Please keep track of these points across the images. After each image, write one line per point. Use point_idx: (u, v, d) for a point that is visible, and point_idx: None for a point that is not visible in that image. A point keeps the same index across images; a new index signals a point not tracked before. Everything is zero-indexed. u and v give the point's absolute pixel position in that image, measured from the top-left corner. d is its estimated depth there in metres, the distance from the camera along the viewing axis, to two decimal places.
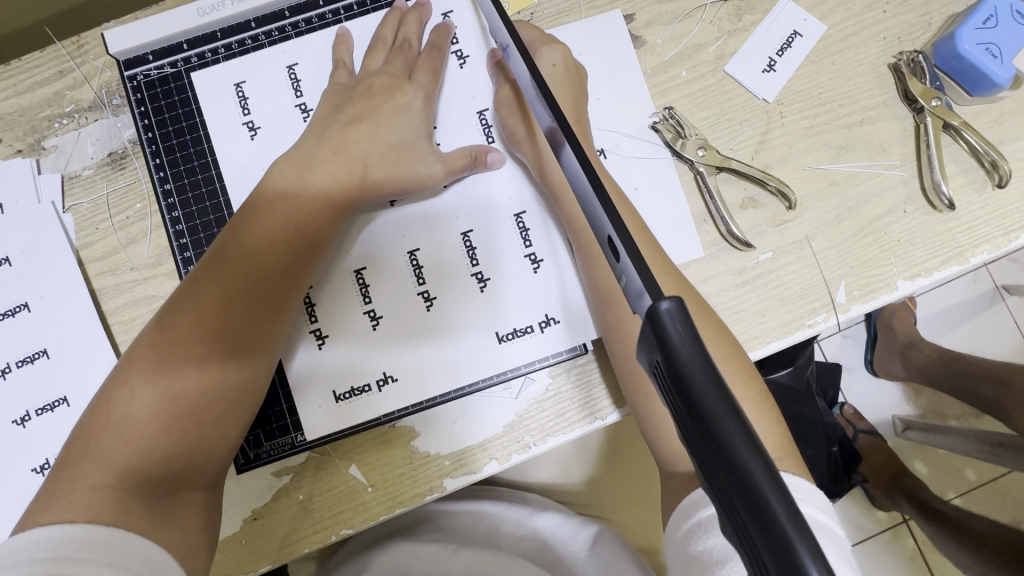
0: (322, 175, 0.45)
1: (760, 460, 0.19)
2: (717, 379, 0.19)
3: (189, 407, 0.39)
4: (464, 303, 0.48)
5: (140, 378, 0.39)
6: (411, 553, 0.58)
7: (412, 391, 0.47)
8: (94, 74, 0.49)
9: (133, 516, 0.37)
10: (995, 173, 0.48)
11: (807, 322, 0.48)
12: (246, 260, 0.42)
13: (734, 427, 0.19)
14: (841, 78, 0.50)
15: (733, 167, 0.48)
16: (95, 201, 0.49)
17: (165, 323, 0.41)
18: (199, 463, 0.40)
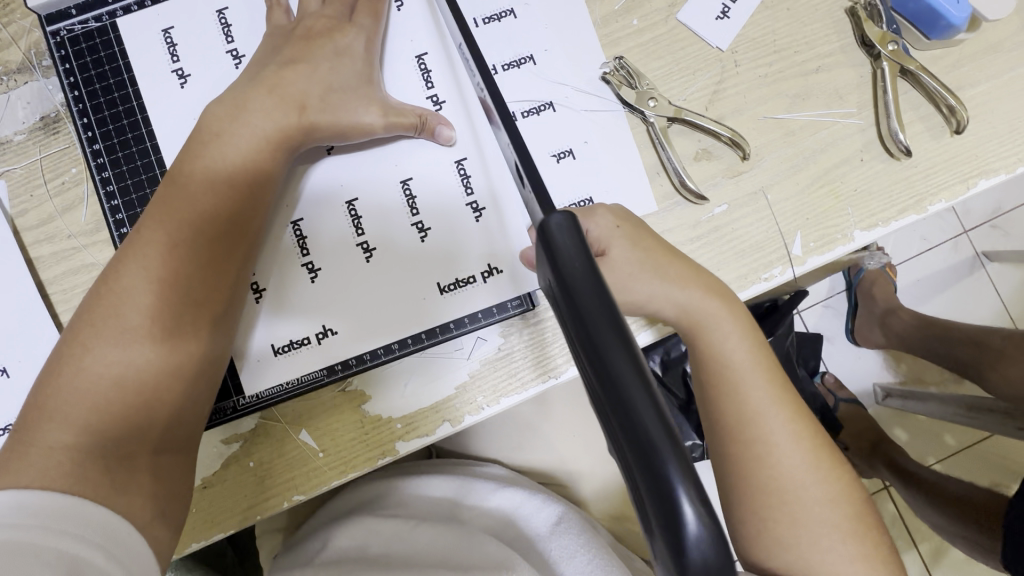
0: (256, 116, 0.43)
1: (634, 370, 0.20)
2: (602, 299, 0.22)
3: (148, 362, 0.38)
4: (406, 254, 0.47)
5: (93, 336, 0.38)
6: (372, 529, 0.58)
7: (353, 343, 0.46)
8: (22, 34, 0.47)
9: (93, 479, 0.36)
10: (953, 119, 0.47)
11: (763, 276, 0.47)
12: (193, 207, 0.41)
13: (612, 341, 0.21)
14: (796, 24, 0.48)
15: (686, 118, 0.47)
16: (28, 167, 0.47)
17: (112, 280, 0.39)
18: (162, 420, 0.39)
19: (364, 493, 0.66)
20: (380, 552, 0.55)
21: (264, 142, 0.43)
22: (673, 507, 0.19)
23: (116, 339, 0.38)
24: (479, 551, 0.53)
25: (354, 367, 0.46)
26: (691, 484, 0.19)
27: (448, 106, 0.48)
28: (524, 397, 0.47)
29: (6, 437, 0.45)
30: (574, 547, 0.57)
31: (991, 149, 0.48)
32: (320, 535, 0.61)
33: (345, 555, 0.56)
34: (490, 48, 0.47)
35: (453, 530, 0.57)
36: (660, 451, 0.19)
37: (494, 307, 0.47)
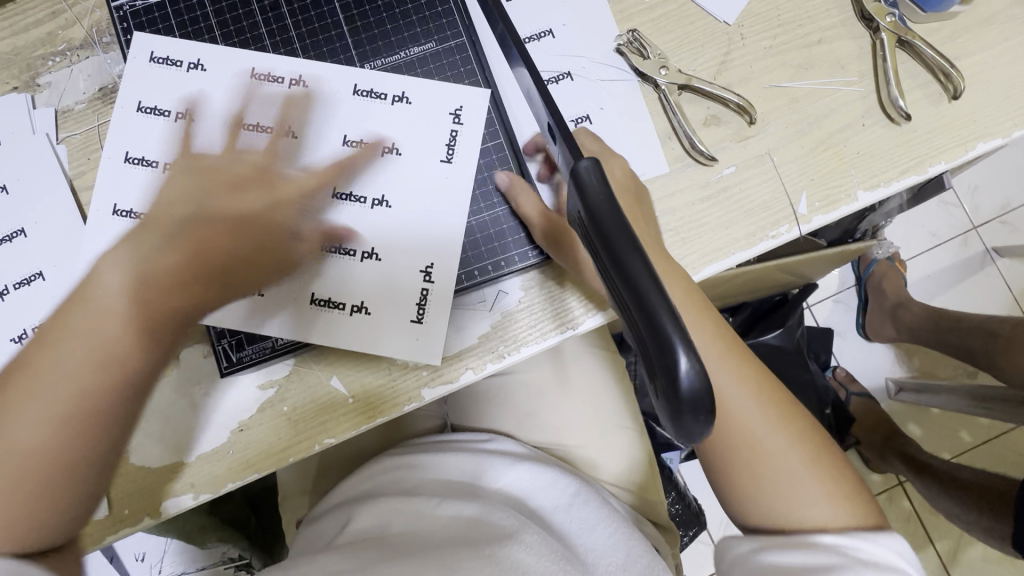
0: (250, 202, 0.43)
1: (644, 266, 0.22)
2: (620, 217, 0.24)
3: (78, 423, 0.36)
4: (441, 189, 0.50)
5: (47, 352, 0.37)
6: (393, 509, 0.59)
7: (388, 271, 0.49)
8: (85, 14, 0.52)
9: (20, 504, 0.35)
10: (950, 85, 0.50)
11: (771, 233, 0.49)
12: (150, 275, 0.39)
13: (626, 244, 0.23)
14: (799, 0, 0.52)
15: (695, 86, 0.50)
16: (87, 133, 0.51)
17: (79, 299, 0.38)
18: (93, 462, 0.37)
19: (384, 471, 0.67)
20: (400, 530, 0.56)
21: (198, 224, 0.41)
22: (671, 366, 0.21)
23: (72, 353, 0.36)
24: (498, 522, 0.55)
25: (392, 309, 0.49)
26: (689, 343, 0.21)
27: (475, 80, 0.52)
28: (544, 348, 0.50)
29: None
30: (595, 519, 0.60)
31: (987, 114, 0.50)
32: (344, 511, 0.62)
33: (367, 534, 0.57)
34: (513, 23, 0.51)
35: (474, 502, 0.58)
36: (665, 326, 0.21)
37: (518, 258, 0.50)
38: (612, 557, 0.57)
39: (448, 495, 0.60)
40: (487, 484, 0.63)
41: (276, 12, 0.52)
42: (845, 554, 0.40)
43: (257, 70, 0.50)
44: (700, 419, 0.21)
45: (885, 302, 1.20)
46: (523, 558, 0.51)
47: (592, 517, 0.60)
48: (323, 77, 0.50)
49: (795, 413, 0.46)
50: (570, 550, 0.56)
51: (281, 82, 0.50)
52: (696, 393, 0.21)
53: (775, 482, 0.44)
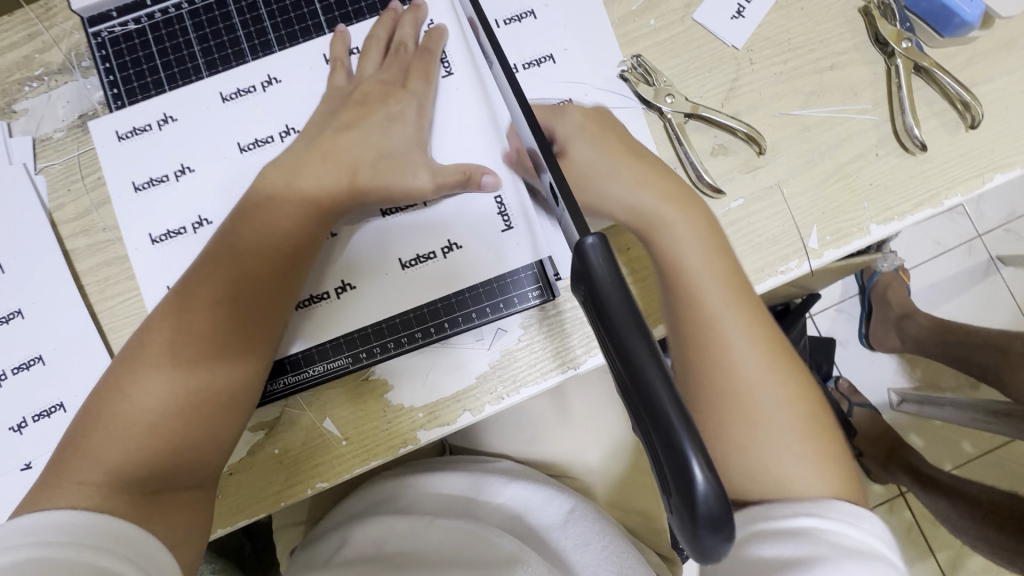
0: (309, 182, 0.44)
1: (658, 367, 0.21)
2: (632, 305, 0.22)
3: (190, 417, 0.40)
4: (424, 231, 0.47)
5: (127, 382, 0.40)
6: (388, 527, 0.57)
7: (367, 302, 0.47)
8: (63, 37, 0.50)
9: (124, 507, 0.37)
10: (968, 114, 0.48)
11: (780, 268, 0.48)
12: (232, 260, 0.42)
13: (637, 334, 0.22)
14: (810, 23, 0.49)
15: (702, 114, 0.48)
16: (67, 162, 0.49)
17: (147, 332, 0.41)
18: (193, 463, 0.40)
19: (377, 492, 0.66)
20: (395, 550, 0.55)
21: (337, 172, 0.44)
22: (686, 480, 0.19)
23: (155, 377, 0.39)
24: (494, 544, 0.53)
25: (379, 355, 0.47)
26: (702, 451, 0.20)
27: (462, 95, 0.49)
28: (544, 387, 0.48)
29: (43, 422, 0.47)
30: (590, 536, 0.59)
31: (1006, 144, 0.48)
32: (338, 534, 0.61)
33: (363, 553, 0.56)
34: (510, 48, 0.49)
35: (470, 522, 0.57)
36: (680, 437, 0.20)
37: (516, 298, 0.47)
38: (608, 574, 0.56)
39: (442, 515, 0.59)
40: (481, 501, 0.61)
41: (263, 33, 0.49)
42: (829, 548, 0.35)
43: (224, 91, 0.48)
44: (717, 535, 0.20)
45: (891, 312, 1.17)
46: None
47: (586, 534, 0.59)
48: (299, 87, 0.48)
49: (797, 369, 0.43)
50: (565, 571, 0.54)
51: (252, 91, 0.48)
52: (711, 506, 0.19)
53: (748, 426, 0.41)
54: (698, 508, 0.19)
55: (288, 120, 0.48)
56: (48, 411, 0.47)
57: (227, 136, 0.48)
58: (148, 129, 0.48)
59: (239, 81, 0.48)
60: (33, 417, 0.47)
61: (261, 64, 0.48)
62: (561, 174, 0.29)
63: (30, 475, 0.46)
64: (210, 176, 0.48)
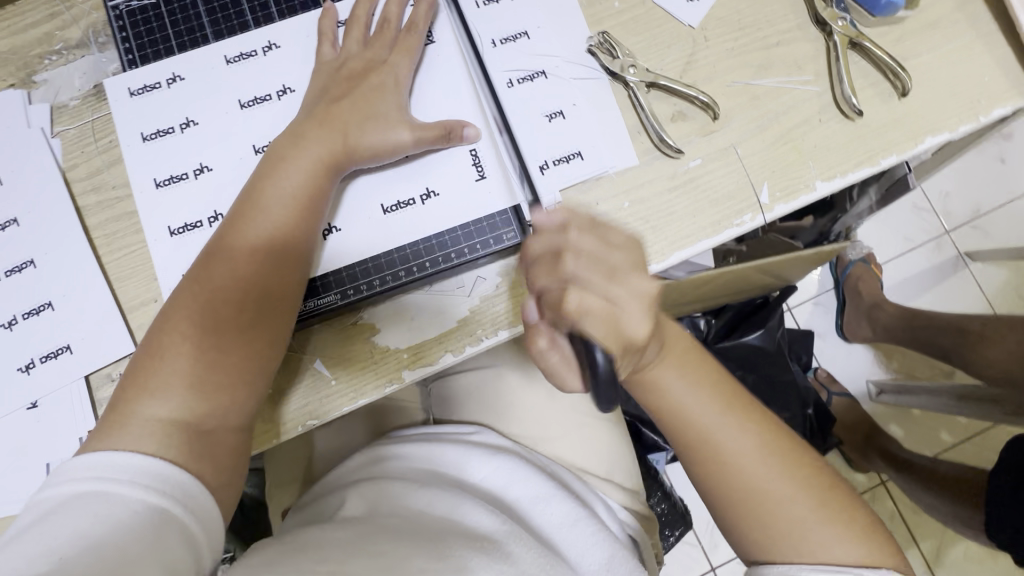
0: (313, 145, 0.48)
1: None
2: None
3: (232, 366, 0.44)
4: (406, 182, 0.52)
5: (174, 334, 0.44)
6: (382, 491, 0.60)
7: (353, 244, 0.51)
8: (82, 16, 0.55)
9: (184, 444, 0.41)
10: (898, 83, 0.53)
11: (735, 222, 0.52)
12: (258, 222, 0.46)
13: None
14: (758, 5, 0.55)
15: (661, 84, 0.53)
16: (81, 127, 0.53)
17: (187, 290, 0.45)
18: (235, 408, 0.44)
19: (369, 463, 0.68)
20: (389, 511, 0.57)
21: (334, 135, 0.48)
22: None
23: (202, 329, 0.44)
24: (476, 521, 0.55)
25: (364, 292, 0.50)
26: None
27: (441, 69, 0.53)
28: (521, 332, 0.52)
29: (50, 364, 0.50)
30: (576, 515, 0.60)
31: (935, 111, 0.54)
32: (335, 497, 0.63)
33: (358, 513, 0.58)
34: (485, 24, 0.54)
35: (460, 496, 0.58)
36: None
37: (492, 241, 0.51)
38: (593, 555, 0.57)
39: (431, 487, 0.60)
40: (468, 481, 0.63)
41: (264, 7, 0.54)
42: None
43: (228, 54, 0.53)
44: None
45: (862, 303, 1.22)
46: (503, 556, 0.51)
47: (570, 513, 0.60)
48: (295, 52, 0.53)
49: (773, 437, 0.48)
50: (549, 550, 0.55)
51: (253, 55, 0.53)
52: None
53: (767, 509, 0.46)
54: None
55: (285, 81, 0.53)
56: (55, 353, 0.50)
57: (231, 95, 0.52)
58: (157, 87, 0.53)
59: (244, 45, 0.53)
60: (40, 359, 0.50)
61: (262, 32, 0.53)
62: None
63: (36, 413, 0.49)
64: (214, 129, 0.52)
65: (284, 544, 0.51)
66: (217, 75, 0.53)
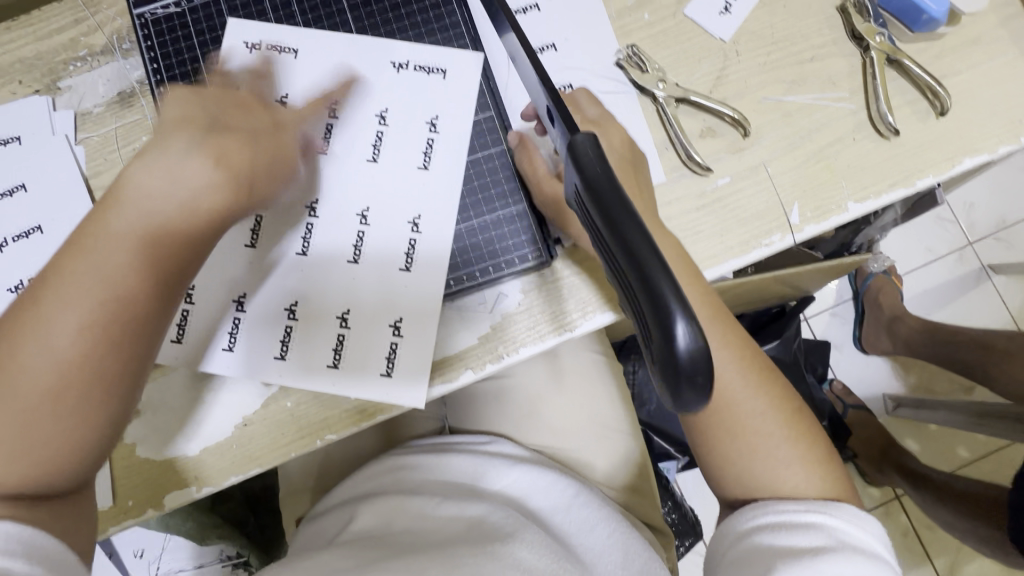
0: (201, 155, 0.39)
1: (655, 257, 0.22)
2: (614, 181, 0.24)
3: (70, 414, 0.34)
4: (426, 225, 0.51)
5: (2, 369, 0.34)
6: (397, 507, 0.59)
7: (374, 274, 0.50)
8: (107, 22, 0.54)
9: (27, 491, 0.34)
10: (937, 102, 0.52)
11: (764, 242, 0.51)
12: (111, 236, 0.36)
13: (622, 213, 0.23)
14: (792, 19, 0.54)
15: (691, 99, 0.52)
16: (105, 135, 0.53)
17: (25, 310, 0.35)
18: (82, 463, 0.36)
19: (382, 471, 0.68)
20: (404, 528, 0.56)
21: (225, 150, 0.40)
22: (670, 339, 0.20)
23: (36, 363, 0.34)
24: (497, 523, 0.55)
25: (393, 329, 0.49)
26: (685, 307, 0.21)
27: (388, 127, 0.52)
28: (542, 349, 0.51)
29: None
30: (593, 519, 0.61)
31: (974, 131, 0.52)
32: (343, 511, 0.62)
33: (370, 530, 0.57)
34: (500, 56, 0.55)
35: (479, 503, 0.58)
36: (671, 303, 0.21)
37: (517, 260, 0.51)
38: (610, 559, 0.57)
39: (450, 496, 0.60)
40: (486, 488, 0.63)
41: (289, 9, 0.54)
42: (825, 539, 0.40)
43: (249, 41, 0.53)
44: (698, 396, 0.22)
45: (882, 315, 1.21)
46: (524, 557, 0.51)
47: (589, 518, 0.61)
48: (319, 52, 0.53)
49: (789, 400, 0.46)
50: (570, 554, 0.56)
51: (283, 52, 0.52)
52: (693, 355, 0.20)
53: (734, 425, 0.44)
54: (682, 355, 0.20)
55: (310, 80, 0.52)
56: None
57: (249, 100, 0.52)
58: None
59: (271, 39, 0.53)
60: None
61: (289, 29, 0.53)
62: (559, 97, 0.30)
63: None
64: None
65: (295, 572, 0.50)
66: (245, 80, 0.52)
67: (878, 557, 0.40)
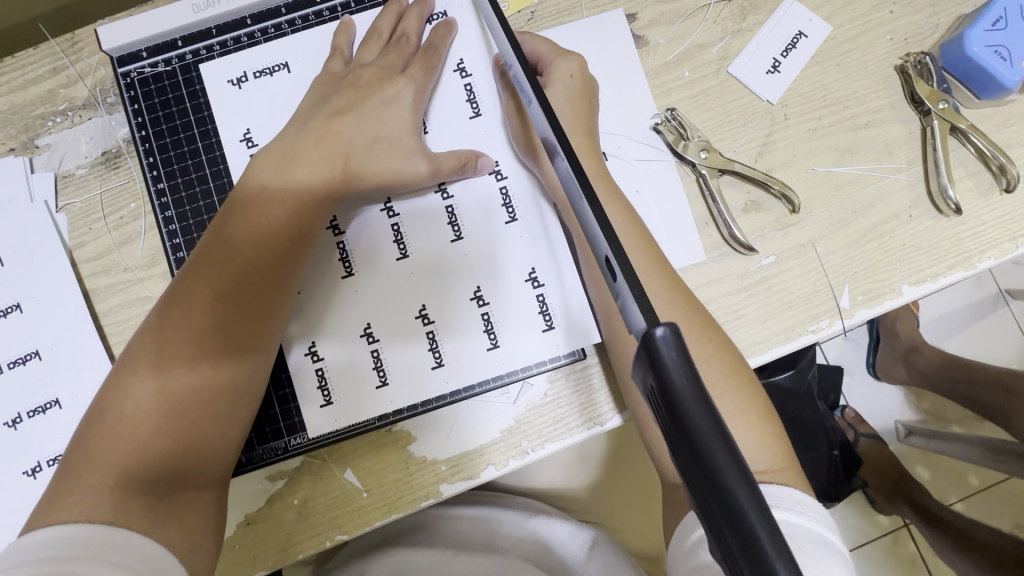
0: (304, 168, 0.44)
1: (749, 494, 0.19)
2: (703, 395, 0.20)
3: (183, 426, 0.39)
4: (456, 286, 0.47)
5: (133, 379, 0.39)
6: (408, 559, 0.55)
7: (397, 338, 0.47)
8: (88, 72, 0.49)
9: (139, 513, 0.37)
10: (1003, 177, 0.47)
11: (810, 327, 0.47)
12: (230, 250, 0.42)
13: (712, 434, 0.20)
14: (846, 80, 0.49)
15: (735, 169, 0.47)
16: (89, 200, 0.48)
17: (161, 316, 0.41)
18: (200, 465, 0.40)
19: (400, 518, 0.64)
20: None
21: (333, 158, 0.45)
22: None
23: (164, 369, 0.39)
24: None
25: (406, 413, 0.47)
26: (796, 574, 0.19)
27: (477, 80, 0.50)
28: (570, 443, 0.47)
29: (55, 467, 0.45)
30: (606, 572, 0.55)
31: None
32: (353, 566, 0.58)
33: None
34: None
35: (495, 557, 0.55)
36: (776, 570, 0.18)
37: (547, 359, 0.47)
38: None
39: (465, 550, 0.56)
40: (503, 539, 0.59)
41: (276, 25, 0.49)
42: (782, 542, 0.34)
43: (232, 77, 0.48)
44: None
45: (898, 345, 1.17)
46: None
47: (610, 566, 0.56)
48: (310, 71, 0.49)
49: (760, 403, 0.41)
50: None
51: (268, 73, 0.49)
52: None
53: None
54: None
55: None
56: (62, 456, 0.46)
57: (268, 138, 0.48)
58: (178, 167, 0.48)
59: (255, 63, 0.49)
60: (47, 461, 0.46)
61: (276, 47, 0.49)
62: (619, 245, 0.25)
63: None
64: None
65: None
66: (241, 132, 0.48)
67: (836, 549, 0.35)
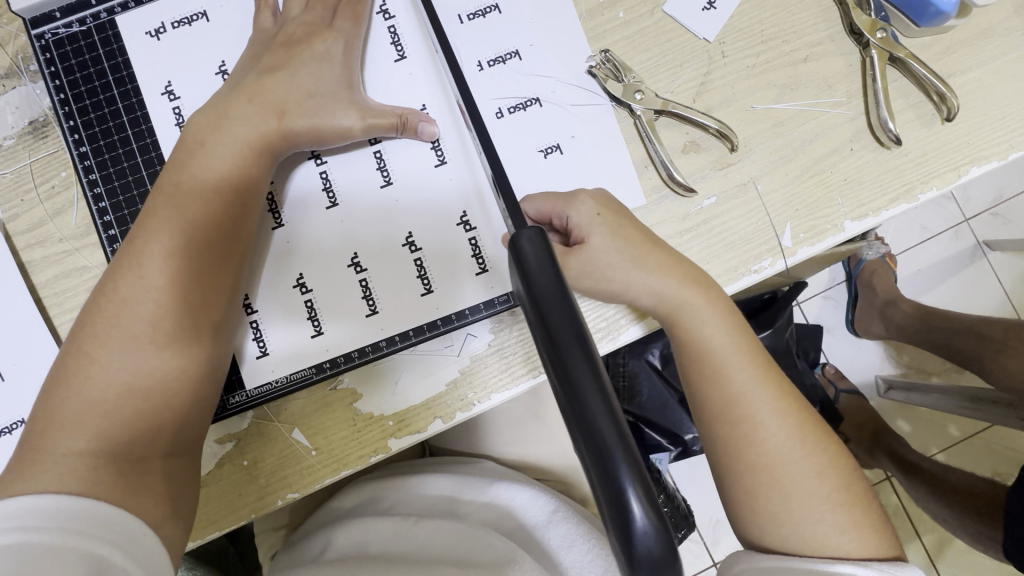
0: (239, 121, 0.43)
1: (592, 381, 0.22)
2: (562, 295, 0.24)
3: (148, 387, 0.39)
4: (389, 234, 0.47)
5: (96, 345, 0.39)
6: (372, 525, 0.56)
7: (331, 289, 0.47)
8: (9, 39, 0.48)
9: (107, 483, 0.36)
10: (943, 106, 0.46)
11: (753, 267, 0.47)
12: (177, 208, 0.41)
13: (564, 326, 0.23)
14: (784, 13, 0.48)
15: (673, 111, 0.46)
16: (18, 171, 0.47)
17: (114, 280, 0.40)
18: (168, 428, 0.39)
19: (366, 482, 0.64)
20: (380, 551, 0.54)
21: (264, 111, 0.44)
22: (612, 480, 0.20)
23: (126, 334, 0.39)
24: (486, 543, 0.53)
25: (343, 364, 0.46)
26: (625, 448, 0.21)
27: (400, 22, 0.49)
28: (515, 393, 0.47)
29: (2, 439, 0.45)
30: (573, 536, 0.57)
31: (981, 136, 0.47)
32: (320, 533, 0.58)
33: (346, 556, 0.54)
34: None
35: (458, 524, 0.56)
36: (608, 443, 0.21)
37: (483, 304, 0.47)
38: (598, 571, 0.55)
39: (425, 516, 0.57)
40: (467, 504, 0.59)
41: None
42: None
43: (149, 29, 0.48)
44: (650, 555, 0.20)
45: (875, 299, 1.15)
46: None
47: (570, 534, 0.57)
48: (228, 23, 0.48)
49: (826, 435, 0.43)
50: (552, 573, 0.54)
51: (185, 25, 0.48)
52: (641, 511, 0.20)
53: (783, 493, 0.40)
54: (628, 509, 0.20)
55: (222, 56, 0.48)
56: (9, 427, 0.45)
57: (189, 93, 0.48)
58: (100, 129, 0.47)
59: (172, 13, 0.48)
60: None
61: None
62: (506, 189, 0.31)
63: None
64: (197, 100, 0.48)
65: None
66: (161, 87, 0.48)
67: None
